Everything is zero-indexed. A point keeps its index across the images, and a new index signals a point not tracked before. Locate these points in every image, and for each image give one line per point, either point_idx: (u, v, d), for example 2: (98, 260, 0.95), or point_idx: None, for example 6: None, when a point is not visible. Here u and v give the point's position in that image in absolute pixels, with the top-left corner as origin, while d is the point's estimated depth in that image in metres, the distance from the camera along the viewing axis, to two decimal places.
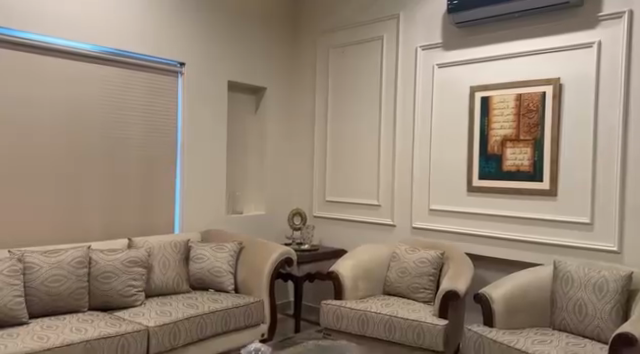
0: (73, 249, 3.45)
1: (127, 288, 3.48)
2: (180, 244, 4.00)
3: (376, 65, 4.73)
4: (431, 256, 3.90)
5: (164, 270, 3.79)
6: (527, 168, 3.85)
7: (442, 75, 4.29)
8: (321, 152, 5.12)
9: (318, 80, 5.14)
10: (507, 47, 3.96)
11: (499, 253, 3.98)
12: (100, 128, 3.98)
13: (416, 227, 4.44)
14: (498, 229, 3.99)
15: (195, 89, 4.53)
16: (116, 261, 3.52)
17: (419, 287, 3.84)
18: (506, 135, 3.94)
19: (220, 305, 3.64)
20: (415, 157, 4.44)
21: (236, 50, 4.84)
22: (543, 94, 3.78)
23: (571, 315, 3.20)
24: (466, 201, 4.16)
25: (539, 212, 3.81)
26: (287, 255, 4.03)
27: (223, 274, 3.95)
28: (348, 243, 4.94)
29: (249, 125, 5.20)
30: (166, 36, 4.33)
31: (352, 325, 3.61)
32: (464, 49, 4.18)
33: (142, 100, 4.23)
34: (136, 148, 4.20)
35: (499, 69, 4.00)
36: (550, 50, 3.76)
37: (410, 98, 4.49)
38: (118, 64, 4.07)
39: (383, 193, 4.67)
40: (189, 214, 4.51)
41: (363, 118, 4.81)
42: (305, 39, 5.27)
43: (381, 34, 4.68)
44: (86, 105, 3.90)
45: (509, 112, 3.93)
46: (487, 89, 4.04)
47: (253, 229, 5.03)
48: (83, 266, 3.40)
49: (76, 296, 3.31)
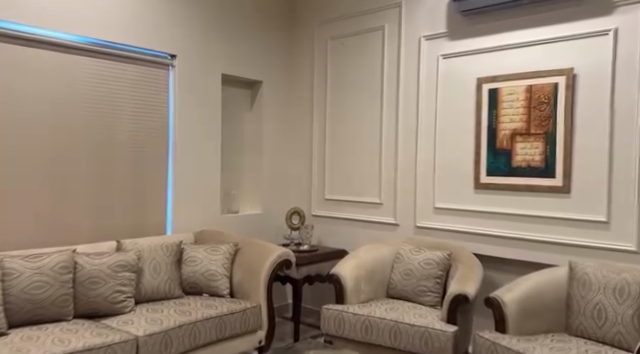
0: (57, 253, 3.23)
1: (115, 294, 3.27)
2: (172, 246, 3.77)
3: (378, 56, 4.51)
4: (437, 257, 3.68)
5: (155, 275, 3.57)
6: (538, 163, 3.64)
7: (447, 67, 4.08)
8: (320, 147, 4.91)
9: (317, 75, 4.93)
10: (516, 36, 3.75)
11: (509, 253, 3.78)
12: (86, 123, 3.75)
13: (420, 226, 4.23)
14: (508, 227, 3.79)
15: (187, 83, 4.30)
16: (103, 266, 3.31)
17: (425, 290, 3.62)
18: (515, 129, 3.73)
19: (214, 311, 3.42)
20: (420, 151, 4.23)
21: (231, 40, 4.61)
22: (555, 85, 3.57)
23: (590, 320, 3.00)
24: (473, 199, 3.95)
25: (551, 210, 3.61)
26: (285, 257, 3.82)
27: (217, 277, 3.73)
28: (348, 243, 4.73)
29: (246, 121, 5.00)
30: (156, 26, 4.10)
31: (355, 331, 3.40)
32: (470, 38, 3.97)
33: (131, 94, 4.01)
34: (126, 144, 3.98)
35: (507, 58, 3.79)
36: (563, 38, 3.55)
37: (413, 92, 4.28)
38: (104, 56, 3.85)
39: (385, 191, 4.46)
40: (182, 214, 4.29)
41: (364, 112, 4.60)
42: (304, 29, 5.04)
43: (384, 24, 4.47)
44: (71, 99, 3.67)
45: (519, 104, 3.72)
46: (495, 81, 3.83)
47: (250, 229, 4.82)
48: (68, 271, 3.18)
49: (59, 303, 3.10)
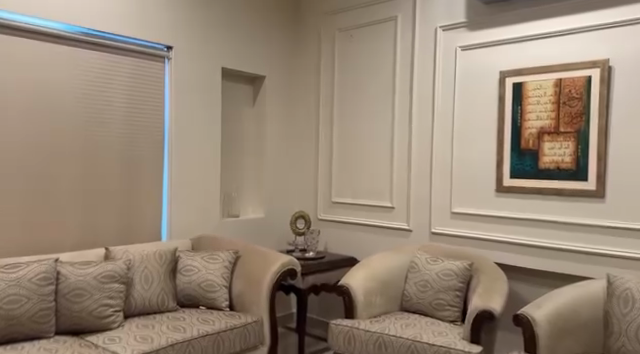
0: (37, 262, 2.91)
1: (101, 308, 2.95)
2: (167, 254, 3.45)
3: (389, 49, 4.18)
4: (457, 268, 3.35)
5: (146, 286, 3.25)
6: (568, 165, 3.31)
7: (467, 59, 3.75)
8: (327, 146, 4.59)
9: (323, 70, 4.60)
10: (545, 24, 3.41)
11: (534, 263, 3.45)
12: (74, 119, 3.43)
13: (436, 232, 3.90)
14: (534, 235, 3.46)
15: (184, 76, 3.98)
16: (89, 276, 2.99)
17: (443, 304, 3.29)
18: (543, 127, 3.41)
19: (210, 327, 3.10)
20: (436, 152, 3.91)
21: (232, 32, 4.30)
22: (588, 78, 3.24)
23: (634, 342, 2.68)
24: (496, 203, 3.63)
25: (583, 216, 3.28)
26: (290, 266, 3.50)
27: (216, 288, 3.42)
28: (357, 249, 4.41)
29: (247, 120, 4.68)
30: (152, 15, 3.78)
31: (367, 350, 3.07)
32: (493, 28, 3.64)
33: (124, 88, 3.68)
34: (119, 143, 3.65)
35: (534, 50, 3.46)
36: (598, 27, 3.21)
37: (429, 88, 3.95)
38: (93, 46, 3.51)
39: (397, 194, 4.14)
40: (178, 218, 3.97)
41: (375, 109, 4.27)
42: (310, 21, 4.72)
43: (397, 14, 4.14)
44: (58, 93, 3.35)
45: (547, 100, 3.40)
46: (520, 74, 3.50)
47: (252, 235, 4.50)
48: (49, 283, 2.86)
49: (38, 319, 2.77)
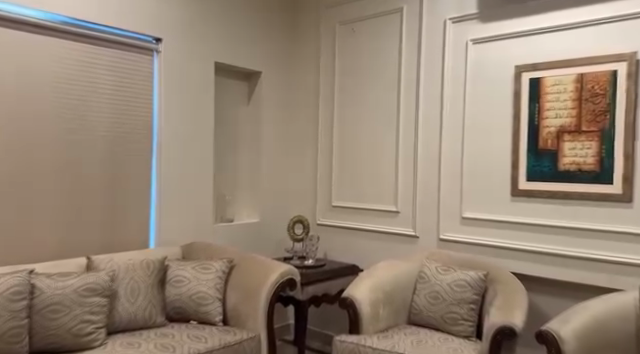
0: (9, 274, 2.60)
1: (81, 325, 2.66)
2: (155, 264, 3.16)
3: (394, 42, 3.92)
4: (471, 278, 3.09)
5: (132, 299, 2.96)
6: (591, 166, 3.06)
7: (479, 53, 3.49)
8: (326, 146, 4.32)
9: (323, 65, 4.33)
10: (565, 15, 3.16)
11: (553, 273, 3.20)
12: (53, 116, 3.13)
13: (445, 239, 3.64)
14: (553, 243, 3.20)
15: (175, 71, 3.69)
16: (68, 290, 2.70)
17: (456, 318, 3.04)
18: (563, 126, 3.16)
19: (203, 345, 2.81)
20: (445, 152, 3.64)
21: (227, 24, 4.01)
22: (614, 72, 2.99)
23: None
24: (510, 208, 3.37)
25: (608, 222, 3.03)
26: (289, 276, 3.22)
27: (208, 301, 3.14)
28: (359, 257, 4.14)
29: (242, 118, 4.39)
30: (139, 4, 3.49)
31: None
32: (508, 20, 3.37)
33: (109, 82, 3.38)
34: (103, 142, 3.36)
35: (553, 42, 3.20)
36: (624, 17, 2.96)
37: (437, 84, 3.69)
38: (74, 37, 3.21)
39: (402, 197, 3.87)
40: (168, 224, 3.68)
41: (379, 107, 4.00)
42: (308, 15, 4.45)
43: (403, 5, 3.87)
44: (35, 87, 3.05)
45: (567, 96, 3.15)
46: (537, 69, 3.24)
47: (246, 241, 4.21)
48: (22, 298, 2.56)
49: (9, 339, 2.47)
